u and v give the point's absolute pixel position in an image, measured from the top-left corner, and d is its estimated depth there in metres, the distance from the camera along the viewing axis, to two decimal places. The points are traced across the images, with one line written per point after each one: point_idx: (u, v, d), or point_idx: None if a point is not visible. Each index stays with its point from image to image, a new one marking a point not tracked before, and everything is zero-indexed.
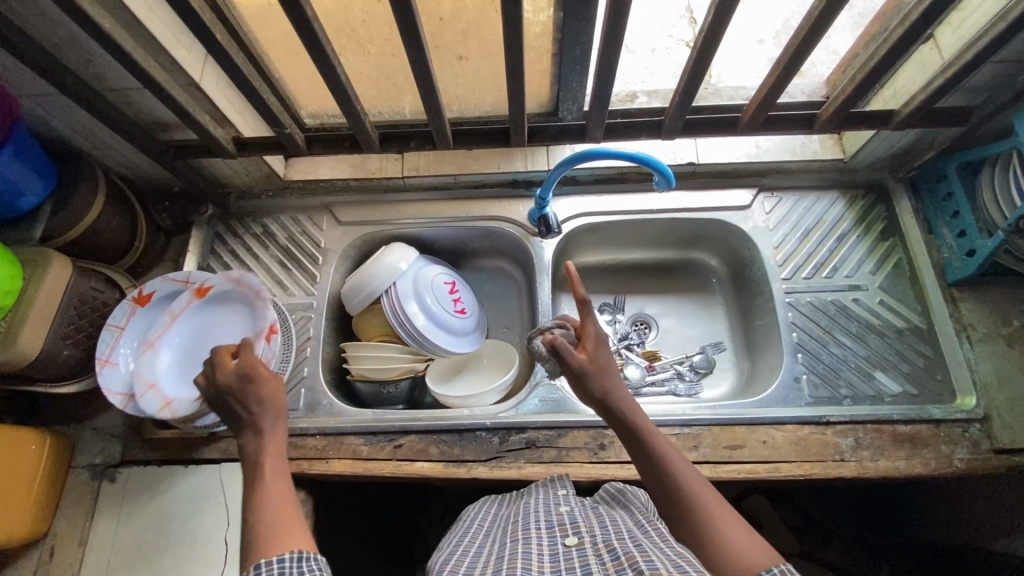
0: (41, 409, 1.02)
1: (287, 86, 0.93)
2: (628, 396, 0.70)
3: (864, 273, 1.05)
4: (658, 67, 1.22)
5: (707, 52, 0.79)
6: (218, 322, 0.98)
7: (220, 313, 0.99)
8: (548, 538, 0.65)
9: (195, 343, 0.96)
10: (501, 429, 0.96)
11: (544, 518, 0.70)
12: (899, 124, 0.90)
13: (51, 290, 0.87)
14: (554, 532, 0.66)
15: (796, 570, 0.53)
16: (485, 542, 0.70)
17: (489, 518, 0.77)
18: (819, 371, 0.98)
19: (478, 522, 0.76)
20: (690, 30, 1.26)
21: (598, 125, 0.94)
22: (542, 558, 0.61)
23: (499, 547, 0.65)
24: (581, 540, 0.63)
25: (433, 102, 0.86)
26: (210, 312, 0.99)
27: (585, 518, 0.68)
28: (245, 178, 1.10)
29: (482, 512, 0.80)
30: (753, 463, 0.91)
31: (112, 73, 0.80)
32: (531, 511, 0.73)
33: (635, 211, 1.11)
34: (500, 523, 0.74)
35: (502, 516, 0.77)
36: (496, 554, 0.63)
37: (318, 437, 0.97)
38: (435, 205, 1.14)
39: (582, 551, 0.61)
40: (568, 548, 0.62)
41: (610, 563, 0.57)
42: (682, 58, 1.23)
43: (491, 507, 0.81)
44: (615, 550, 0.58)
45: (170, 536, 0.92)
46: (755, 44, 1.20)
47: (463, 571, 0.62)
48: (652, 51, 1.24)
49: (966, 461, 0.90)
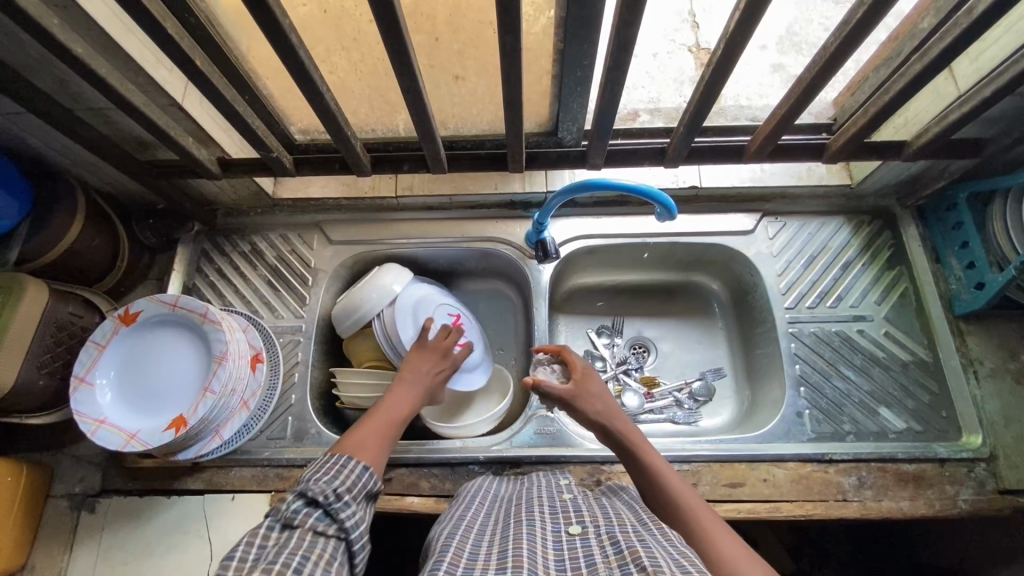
0: (19, 435, 0.98)
1: (274, 105, 0.89)
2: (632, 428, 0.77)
3: (869, 303, 1.02)
4: (659, 73, 1.18)
5: (716, 82, 0.75)
6: (173, 344, 0.90)
7: (176, 334, 0.90)
8: (552, 524, 0.63)
9: (151, 364, 0.89)
10: (494, 464, 0.93)
11: (548, 505, 0.68)
12: (912, 154, 0.86)
13: (25, 318, 0.83)
14: (557, 519, 0.64)
15: None
16: (489, 519, 0.67)
17: (490, 500, 0.75)
18: (822, 406, 0.95)
19: (479, 499, 0.74)
20: (692, 35, 1.21)
21: (600, 151, 0.90)
22: (545, 543, 0.58)
23: (502, 529, 0.63)
24: (584, 530, 0.61)
25: (427, 127, 0.82)
26: (168, 330, 0.91)
27: (589, 510, 0.67)
28: (232, 195, 1.06)
29: (482, 490, 0.78)
30: (753, 502, 0.88)
31: (89, 94, 0.76)
32: (534, 496, 0.71)
33: (636, 234, 1.08)
34: (504, 504, 0.72)
35: (504, 497, 0.76)
36: (499, 534, 0.61)
37: (306, 469, 0.94)
38: (430, 225, 1.11)
39: (586, 540, 0.59)
40: (571, 538, 0.60)
41: (612, 555, 0.54)
42: (684, 66, 1.18)
43: (491, 490, 0.79)
44: (618, 542, 0.56)
45: (150, 570, 0.89)
46: (757, 50, 1.15)
47: (467, 542, 0.59)
48: (654, 56, 1.21)
49: (970, 502, 0.88)
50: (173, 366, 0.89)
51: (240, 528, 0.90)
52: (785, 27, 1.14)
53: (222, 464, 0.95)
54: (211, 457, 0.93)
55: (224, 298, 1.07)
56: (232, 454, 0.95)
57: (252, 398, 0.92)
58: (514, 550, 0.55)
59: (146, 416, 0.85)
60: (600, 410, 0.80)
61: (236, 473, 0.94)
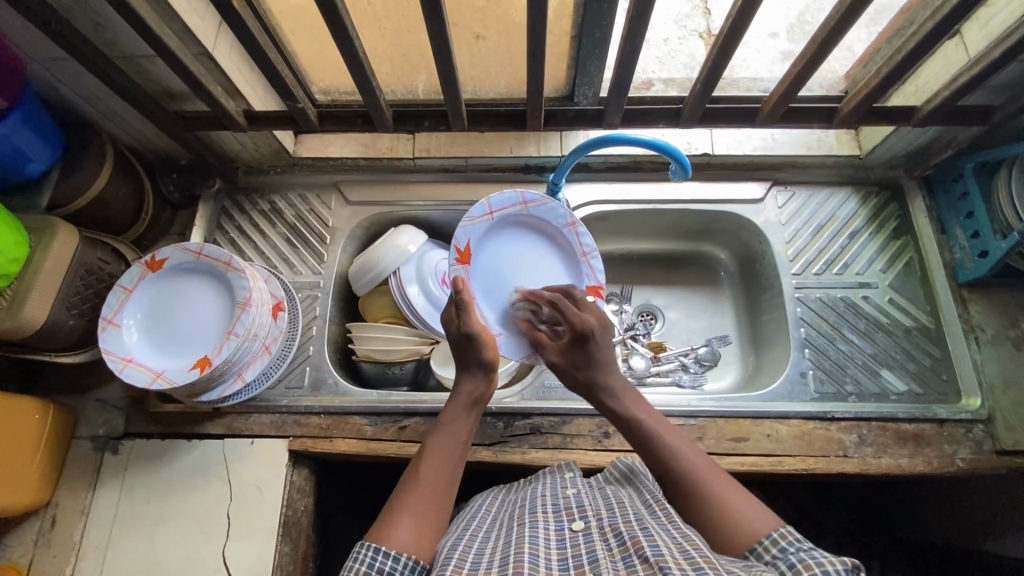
0: (44, 379, 1.02)
1: (299, 59, 0.91)
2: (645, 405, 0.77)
3: (874, 271, 1.04)
4: (669, 58, 1.14)
5: (732, 39, 0.77)
6: (198, 306, 0.92)
7: (201, 297, 0.93)
8: (555, 523, 0.64)
9: (178, 326, 0.91)
10: (506, 414, 0.96)
11: (551, 502, 0.69)
12: (921, 120, 0.89)
13: (57, 258, 0.86)
14: (561, 517, 0.65)
15: (796, 534, 0.57)
16: (493, 524, 0.68)
17: (496, 504, 0.76)
18: (825, 367, 0.98)
19: (484, 508, 0.75)
20: (705, 21, 1.15)
21: (616, 110, 0.92)
22: (548, 544, 0.60)
23: (507, 532, 0.64)
24: (587, 525, 0.62)
25: (449, 81, 0.84)
26: (190, 292, 0.93)
27: (591, 502, 0.68)
28: (254, 153, 1.09)
29: (489, 499, 0.80)
30: (757, 456, 0.91)
31: (124, 39, 0.79)
32: (538, 495, 0.73)
33: (648, 200, 1.10)
34: (509, 507, 0.73)
35: (510, 500, 0.76)
36: (504, 539, 0.62)
37: (323, 416, 0.97)
38: (445, 187, 1.13)
39: (589, 536, 0.60)
40: (575, 534, 0.62)
41: (616, 548, 0.57)
42: (697, 50, 1.14)
43: (496, 497, 0.80)
44: (621, 534, 0.59)
45: (172, 509, 0.93)
46: (766, 39, 1.10)
47: (473, 555, 0.59)
48: (665, 41, 1.15)
49: (968, 460, 0.90)
50: (194, 316, 0.91)
51: (260, 471, 0.94)
52: (795, 16, 1.09)
53: (242, 410, 0.98)
54: (233, 403, 0.96)
55: (244, 253, 1.09)
56: (251, 401, 0.98)
57: (274, 344, 0.94)
58: (516, 555, 0.57)
59: (173, 357, 0.89)
60: (592, 373, 0.81)
61: (256, 418, 0.97)
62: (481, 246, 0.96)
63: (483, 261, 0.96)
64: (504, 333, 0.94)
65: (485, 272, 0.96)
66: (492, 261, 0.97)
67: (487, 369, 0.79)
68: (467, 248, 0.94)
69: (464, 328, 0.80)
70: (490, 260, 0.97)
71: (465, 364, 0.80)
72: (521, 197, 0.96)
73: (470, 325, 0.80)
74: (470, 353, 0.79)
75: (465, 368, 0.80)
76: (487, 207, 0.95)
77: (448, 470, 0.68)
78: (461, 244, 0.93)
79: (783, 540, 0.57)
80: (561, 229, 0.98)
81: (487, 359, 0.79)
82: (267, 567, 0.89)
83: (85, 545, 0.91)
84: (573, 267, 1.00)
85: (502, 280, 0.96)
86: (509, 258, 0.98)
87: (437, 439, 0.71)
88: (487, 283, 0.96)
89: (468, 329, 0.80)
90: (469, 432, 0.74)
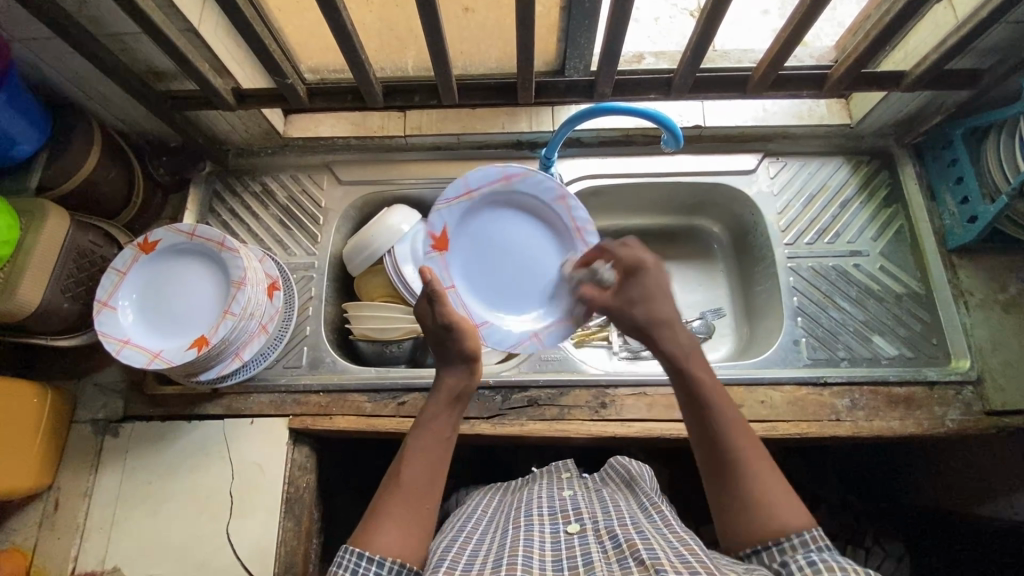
0: (42, 366, 1.02)
1: (286, 35, 0.91)
2: (701, 363, 0.72)
3: (866, 239, 1.05)
4: (662, 35, 1.10)
5: (722, 3, 0.76)
6: (181, 295, 0.92)
7: (185, 287, 0.92)
8: (550, 525, 0.65)
9: (172, 315, 0.91)
10: (503, 388, 0.96)
11: (547, 504, 0.71)
12: (910, 85, 0.90)
13: (50, 241, 0.86)
14: (556, 519, 0.67)
15: (828, 541, 0.58)
16: (490, 528, 0.69)
17: (492, 504, 0.78)
18: (818, 334, 1.00)
19: (479, 508, 0.77)
20: None
21: (608, 80, 0.91)
22: (543, 546, 0.61)
23: (501, 533, 0.65)
24: (583, 527, 0.63)
25: (440, 54, 0.83)
26: (173, 279, 0.93)
27: (587, 504, 0.70)
28: (244, 134, 1.08)
29: (485, 499, 0.82)
30: (751, 422, 0.93)
31: (109, 16, 0.78)
32: (534, 497, 0.74)
33: (640, 174, 1.10)
34: (503, 509, 0.75)
35: (504, 503, 0.78)
36: (498, 541, 0.63)
37: (321, 395, 0.98)
38: (438, 165, 1.12)
39: (584, 538, 0.61)
40: (570, 536, 0.62)
41: (611, 550, 0.58)
42: (688, 29, 1.09)
43: (492, 498, 0.82)
44: (617, 537, 0.59)
45: (174, 489, 0.93)
46: (758, 15, 1.08)
47: (467, 557, 0.61)
48: (655, 19, 1.11)
49: (957, 421, 0.92)
50: (181, 302, 0.91)
51: (260, 450, 0.94)
52: None
53: (240, 391, 0.98)
54: (232, 382, 0.97)
55: (237, 236, 1.09)
56: (249, 382, 0.98)
57: (271, 323, 0.95)
58: (510, 557, 0.58)
59: (169, 339, 0.89)
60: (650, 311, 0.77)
61: (255, 399, 0.98)
62: (458, 229, 0.95)
63: (460, 245, 0.95)
64: (487, 322, 0.94)
65: (463, 252, 0.95)
66: (474, 243, 0.95)
67: (468, 359, 0.76)
68: (443, 234, 0.94)
69: (441, 319, 0.76)
70: (471, 240, 0.95)
71: (442, 354, 0.77)
72: (501, 172, 0.93)
73: (448, 315, 0.76)
74: (449, 346, 0.76)
75: (446, 362, 0.76)
76: (465, 186, 0.92)
77: (435, 472, 0.67)
78: (435, 229, 0.93)
79: (815, 544, 0.58)
80: (550, 203, 0.95)
81: (468, 351, 0.76)
82: (271, 543, 0.90)
83: (88, 528, 0.92)
84: (568, 243, 0.96)
85: (488, 266, 0.95)
86: (492, 237, 0.96)
87: (420, 440, 0.69)
88: (465, 267, 0.95)
89: (445, 320, 0.76)
90: (452, 427, 0.72)
